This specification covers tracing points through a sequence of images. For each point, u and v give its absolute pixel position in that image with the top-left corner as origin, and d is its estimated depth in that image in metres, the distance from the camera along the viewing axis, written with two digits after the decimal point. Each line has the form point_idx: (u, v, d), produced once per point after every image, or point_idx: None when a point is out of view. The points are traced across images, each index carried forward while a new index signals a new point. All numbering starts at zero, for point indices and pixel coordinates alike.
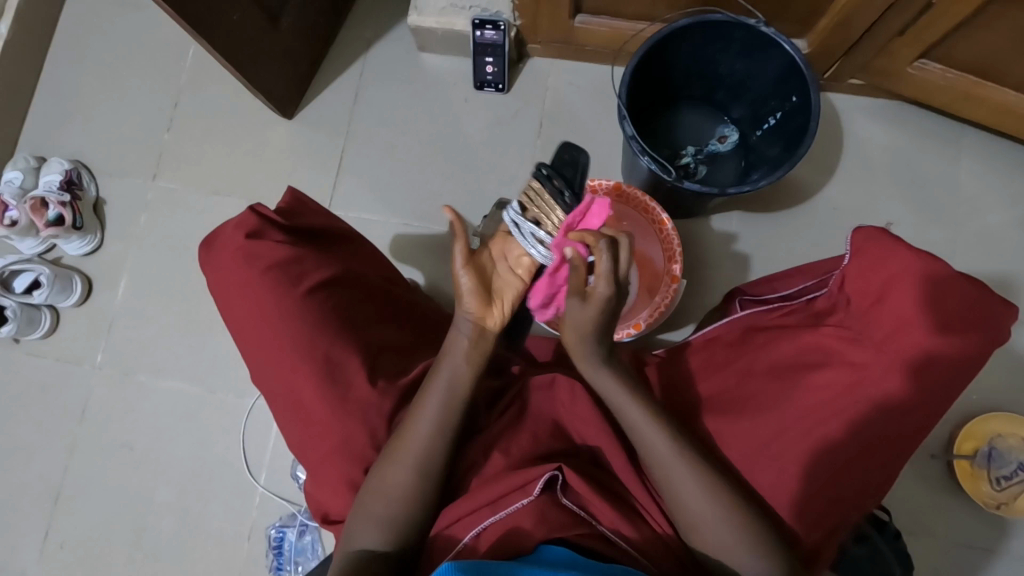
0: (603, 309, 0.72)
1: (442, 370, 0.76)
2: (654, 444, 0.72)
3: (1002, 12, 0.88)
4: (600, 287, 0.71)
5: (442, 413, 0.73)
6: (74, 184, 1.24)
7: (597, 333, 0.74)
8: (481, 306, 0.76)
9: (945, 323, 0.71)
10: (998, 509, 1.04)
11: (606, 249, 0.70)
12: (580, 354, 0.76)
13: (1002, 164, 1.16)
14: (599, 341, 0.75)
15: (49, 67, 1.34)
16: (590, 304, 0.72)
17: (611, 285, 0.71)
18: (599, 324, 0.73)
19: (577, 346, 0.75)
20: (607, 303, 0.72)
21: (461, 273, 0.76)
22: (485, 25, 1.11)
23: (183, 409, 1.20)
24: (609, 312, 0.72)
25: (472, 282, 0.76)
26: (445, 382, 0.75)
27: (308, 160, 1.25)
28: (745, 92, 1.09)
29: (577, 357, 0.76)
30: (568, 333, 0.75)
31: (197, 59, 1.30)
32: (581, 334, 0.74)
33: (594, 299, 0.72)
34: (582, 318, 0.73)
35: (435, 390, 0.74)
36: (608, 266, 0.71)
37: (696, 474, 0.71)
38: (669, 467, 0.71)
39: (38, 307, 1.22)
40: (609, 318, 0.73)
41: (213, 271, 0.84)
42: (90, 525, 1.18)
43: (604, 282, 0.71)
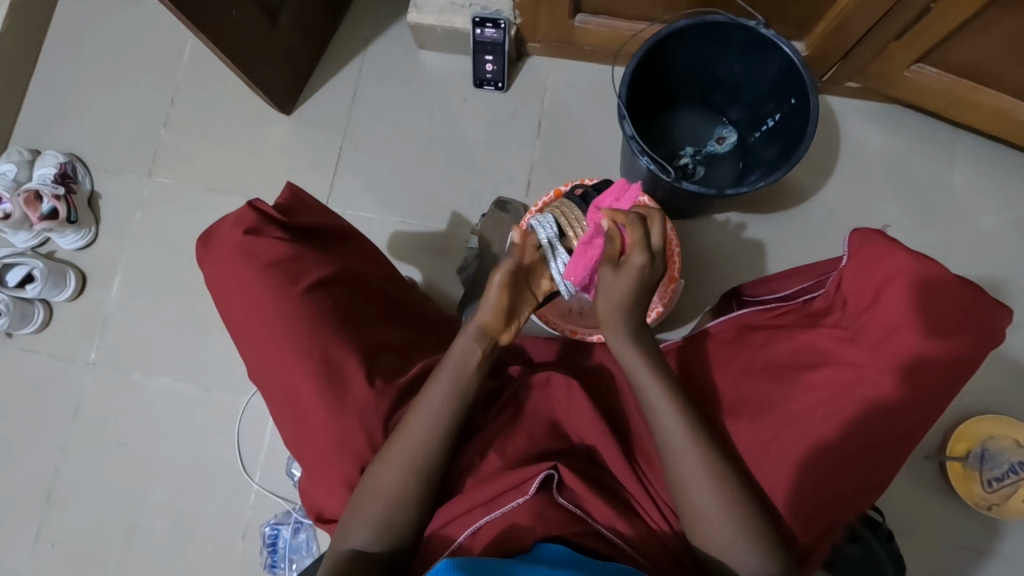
0: (639, 277, 0.75)
1: (450, 358, 0.76)
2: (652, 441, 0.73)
3: (1000, 16, 0.88)
4: (634, 254, 0.75)
5: (445, 407, 0.73)
6: (68, 178, 1.23)
7: (634, 305, 0.76)
8: (497, 323, 0.78)
9: (941, 324, 0.72)
10: (989, 509, 1.05)
11: (636, 221, 0.77)
12: (613, 329, 0.77)
13: (996, 168, 1.17)
14: (634, 313, 0.76)
15: (44, 60, 1.33)
16: (625, 272, 0.76)
17: (645, 254, 0.75)
18: (636, 294, 0.76)
19: (612, 319, 0.77)
20: (642, 274, 0.75)
21: (493, 289, 0.77)
22: (485, 23, 1.11)
23: (177, 406, 1.19)
24: (642, 283, 0.76)
25: (501, 299, 0.77)
26: (445, 383, 0.75)
27: (305, 156, 1.24)
28: (743, 93, 1.10)
29: (610, 330, 0.77)
30: (601, 308, 0.78)
31: (194, 54, 1.30)
32: (616, 305, 0.76)
33: (628, 267, 0.75)
34: (616, 288, 0.76)
35: (441, 381, 0.75)
36: (639, 234, 0.76)
37: (704, 464, 0.70)
38: (679, 455, 0.71)
39: (31, 302, 1.21)
40: (643, 290, 0.76)
41: (211, 269, 0.84)
42: (83, 522, 1.17)
43: (637, 249, 0.75)
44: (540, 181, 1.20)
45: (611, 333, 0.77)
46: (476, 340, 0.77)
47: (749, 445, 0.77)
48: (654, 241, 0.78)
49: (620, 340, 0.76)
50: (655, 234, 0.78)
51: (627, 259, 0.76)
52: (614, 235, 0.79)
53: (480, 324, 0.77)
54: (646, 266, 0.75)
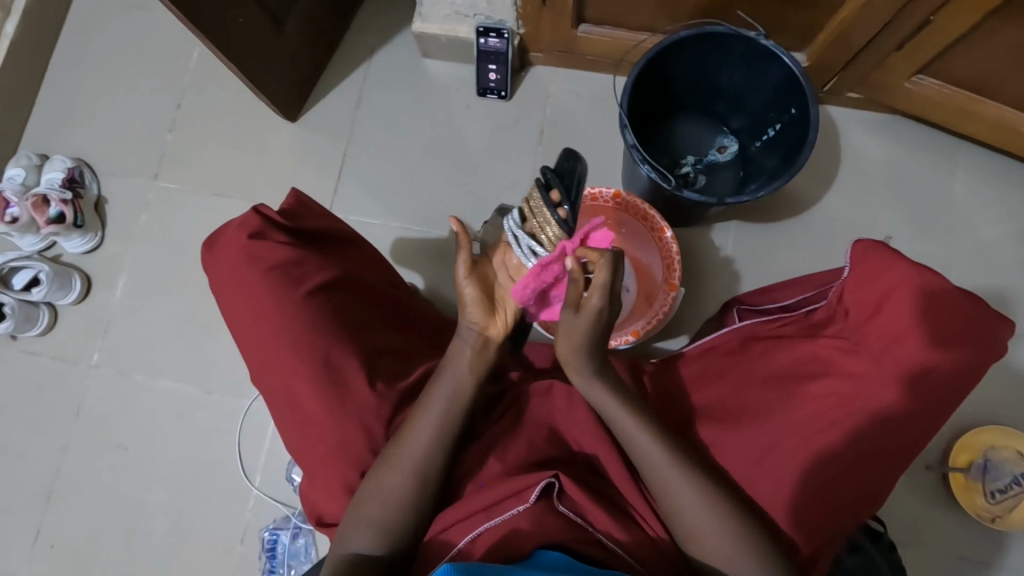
0: (597, 320, 0.73)
1: (445, 374, 0.76)
2: (651, 451, 0.72)
3: (998, 28, 0.89)
4: (594, 300, 0.71)
5: (443, 416, 0.74)
6: (76, 182, 1.25)
7: (590, 345, 0.74)
8: (481, 317, 0.77)
9: (942, 336, 0.72)
10: (993, 521, 1.04)
11: (604, 264, 0.71)
12: (572, 363, 0.75)
13: (997, 179, 1.17)
14: (592, 351, 0.74)
15: (54, 67, 1.35)
16: (583, 315, 0.73)
17: (604, 297, 0.72)
18: (592, 335, 0.73)
19: (570, 359, 0.75)
20: (599, 316, 0.72)
21: (467, 280, 0.77)
22: (489, 33, 1.12)
23: (179, 409, 1.20)
24: (602, 325, 0.73)
25: (476, 291, 0.77)
26: (445, 392, 0.75)
27: (309, 162, 1.26)
28: (744, 103, 1.11)
29: (569, 366, 0.75)
30: (561, 342, 0.76)
31: (202, 61, 1.31)
32: (574, 345, 0.74)
33: (586, 309, 0.72)
34: (575, 328, 0.73)
35: (440, 389, 0.75)
36: (604, 278, 0.71)
37: (694, 481, 0.71)
38: (669, 472, 0.71)
39: (37, 305, 1.22)
40: (602, 330, 0.74)
41: (215, 271, 0.84)
42: (82, 525, 1.17)
43: (598, 294, 0.71)
44: None
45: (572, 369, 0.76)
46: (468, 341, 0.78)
47: (748, 449, 0.77)
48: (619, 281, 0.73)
49: (578, 375, 0.76)
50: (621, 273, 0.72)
51: (587, 299, 0.73)
52: (578, 275, 0.73)
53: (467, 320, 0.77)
54: (604, 308, 0.72)
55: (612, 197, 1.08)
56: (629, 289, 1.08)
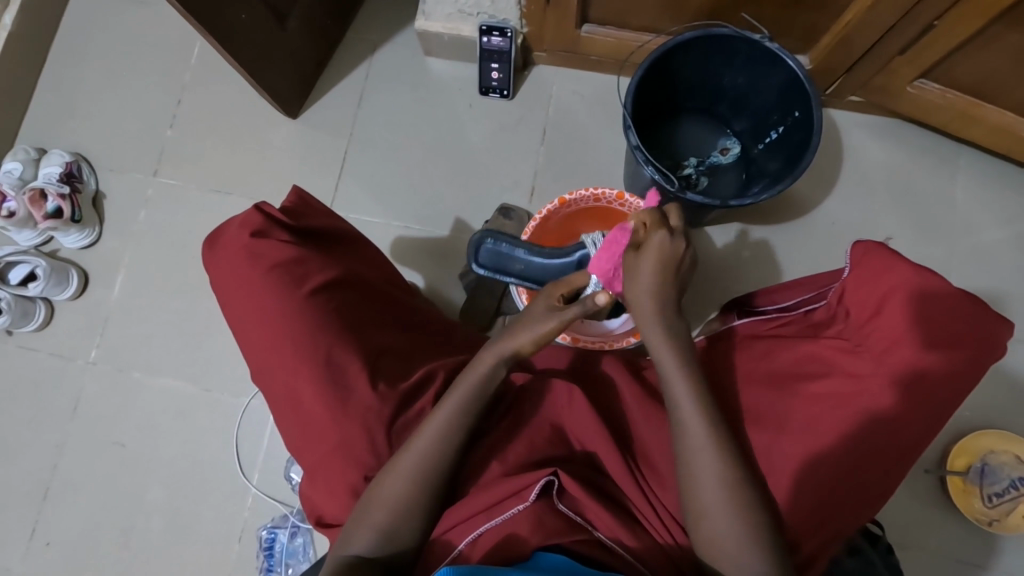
0: (662, 254, 0.77)
1: (467, 378, 0.76)
2: None
3: (1003, 32, 0.89)
4: (655, 231, 0.77)
5: (453, 416, 0.73)
6: (74, 177, 1.24)
7: (662, 285, 0.77)
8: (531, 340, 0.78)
9: (945, 339, 0.72)
10: (989, 524, 1.05)
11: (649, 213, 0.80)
12: (644, 316, 0.77)
13: (997, 183, 1.18)
14: (667, 292, 0.77)
15: (53, 60, 1.33)
16: (647, 252, 0.77)
17: (663, 233, 0.78)
18: (662, 273, 0.77)
19: (646, 304, 0.77)
20: (664, 248, 0.77)
21: (546, 325, 0.77)
22: (492, 32, 1.12)
23: (177, 407, 1.19)
24: (668, 261, 0.77)
25: (549, 330, 0.77)
26: (478, 376, 0.75)
27: (310, 160, 1.25)
28: (747, 106, 1.11)
29: (646, 317, 0.77)
30: (635, 297, 0.78)
31: (202, 57, 1.30)
32: (645, 286, 0.77)
33: (649, 246, 0.77)
34: (643, 270, 0.77)
35: (455, 391, 0.75)
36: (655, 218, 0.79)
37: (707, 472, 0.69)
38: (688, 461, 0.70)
39: (33, 300, 1.21)
40: (670, 268, 0.77)
41: (216, 271, 0.84)
42: (78, 523, 1.16)
43: (656, 229, 0.78)
44: (544, 188, 1.20)
45: (645, 324, 0.77)
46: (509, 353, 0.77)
47: (748, 449, 0.76)
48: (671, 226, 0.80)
49: (653, 329, 0.76)
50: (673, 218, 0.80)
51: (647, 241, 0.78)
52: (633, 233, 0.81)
53: (518, 346, 0.77)
54: (665, 242, 0.77)
55: (616, 197, 1.05)
56: None
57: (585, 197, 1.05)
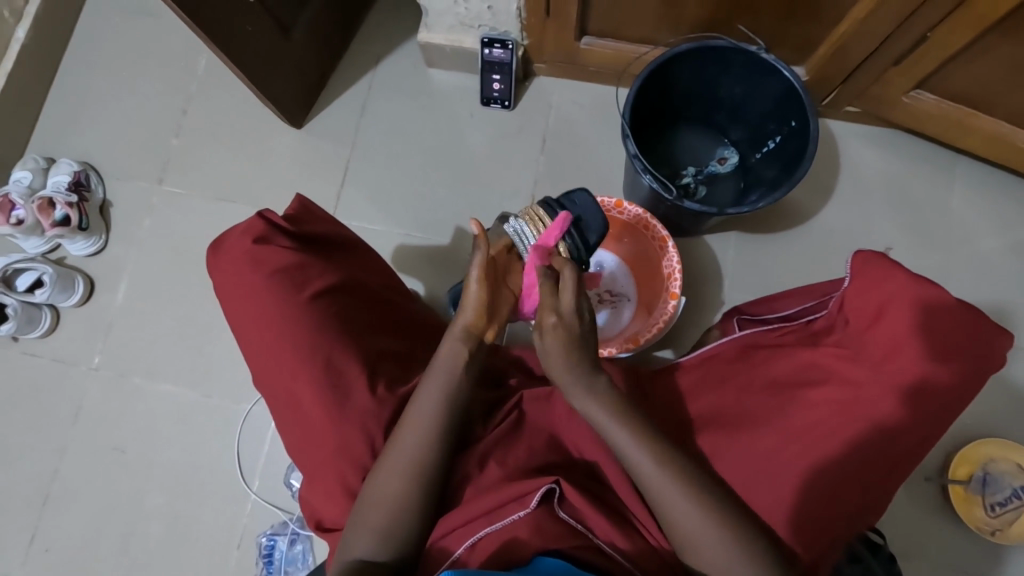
0: (561, 339, 0.74)
1: (436, 363, 0.76)
2: (638, 464, 0.71)
3: (996, 43, 0.90)
4: (545, 318, 0.74)
5: (437, 411, 0.73)
6: (82, 185, 1.26)
7: (573, 362, 0.74)
8: (480, 320, 0.78)
9: (944, 349, 0.72)
10: (992, 534, 1.04)
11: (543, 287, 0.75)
12: (567, 388, 0.75)
13: (995, 193, 1.18)
14: (581, 366, 0.74)
15: (63, 72, 1.36)
16: (546, 336, 0.75)
17: (557, 319, 0.74)
18: (568, 353, 0.74)
19: (563, 381, 0.75)
20: (559, 334, 0.74)
21: (472, 286, 0.78)
22: (493, 44, 1.14)
23: (179, 412, 1.20)
24: (570, 341, 0.74)
25: (480, 295, 0.78)
26: (447, 362, 0.75)
27: (313, 169, 1.27)
28: (745, 115, 1.12)
29: (567, 391, 0.74)
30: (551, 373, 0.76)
31: (209, 69, 1.33)
32: (556, 367, 0.74)
33: (547, 333, 0.74)
34: (549, 353, 0.75)
35: (431, 383, 0.75)
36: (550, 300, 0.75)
37: (682, 491, 0.69)
38: (657, 489, 0.70)
39: (39, 307, 1.22)
40: (575, 344, 0.74)
41: (218, 275, 0.85)
42: (77, 529, 1.17)
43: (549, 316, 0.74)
44: (544, 197, 1.22)
45: (572, 397, 0.74)
46: (463, 340, 0.77)
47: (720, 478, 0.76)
48: (566, 302, 0.75)
49: (580, 399, 0.74)
50: (566, 290, 0.75)
51: (543, 324, 0.75)
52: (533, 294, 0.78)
53: (463, 324, 0.77)
54: (560, 327, 0.74)
55: (615, 206, 1.08)
56: (630, 297, 1.13)
57: None
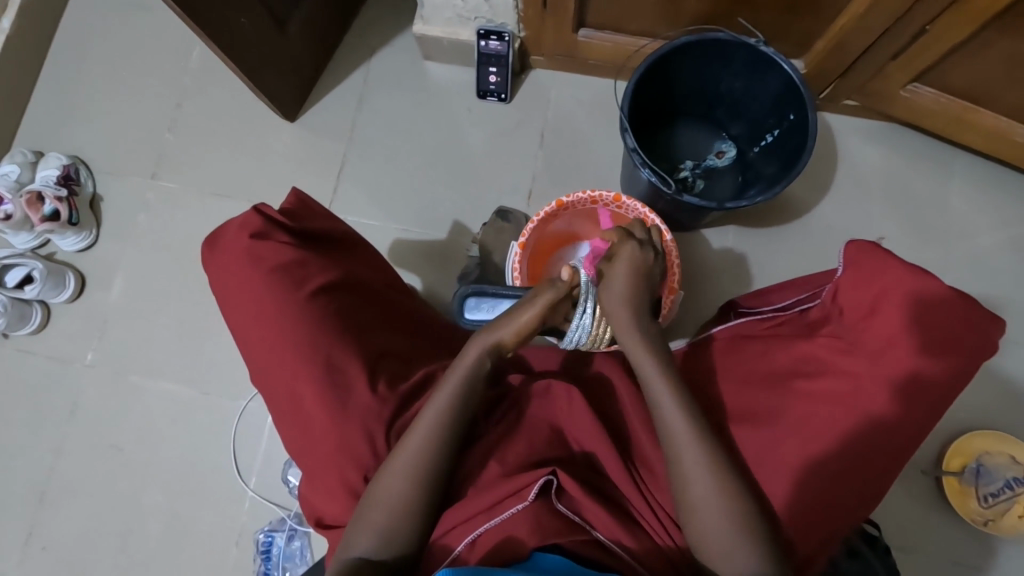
0: (633, 263, 0.81)
1: (455, 370, 0.77)
2: (672, 425, 0.72)
3: (995, 39, 0.90)
4: (621, 245, 0.82)
5: (446, 413, 0.73)
6: (71, 179, 1.24)
7: (636, 288, 0.80)
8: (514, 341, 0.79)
9: (938, 342, 0.73)
10: (984, 525, 1.05)
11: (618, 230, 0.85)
12: (623, 324, 0.79)
13: (990, 188, 1.19)
14: (641, 299, 0.80)
15: (50, 63, 1.33)
16: (618, 262, 0.81)
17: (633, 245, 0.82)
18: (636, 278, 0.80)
19: (623, 311, 0.79)
20: (633, 257, 0.81)
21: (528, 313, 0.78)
22: (489, 36, 1.13)
23: (174, 409, 1.19)
24: (639, 270, 0.80)
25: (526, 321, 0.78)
26: (458, 377, 0.76)
27: (309, 163, 1.25)
28: (743, 108, 1.11)
29: (622, 326, 0.79)
30: (614, 306, 0.80)
31: (200, 61, 1.31)
32: (622, 292, 0.80)
33: (619, 258, 0.81)
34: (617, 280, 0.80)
35: (439, 393, 0.74)
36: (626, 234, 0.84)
37: (706, 461, 0.70)
38: (681, 452, 0.71)
39: (29, 303, 1.20)
40: (641, 278, 0.81)
41: (215, 272, 0.84)
42: (73, 527, 1.16)
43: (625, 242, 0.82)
44: (542, 191, 1.21)
45: (625, 337, 0.79)
46: (489, 350, 0.78)
47: None
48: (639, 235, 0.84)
49: (633, 333, 0.78)
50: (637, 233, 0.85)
51: (616, 253, 0.82)
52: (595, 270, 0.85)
53: (500, 338, 0.78)
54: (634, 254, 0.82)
55: (613, 199, 1.05)
56: None
57: (582, 199, 1.04)
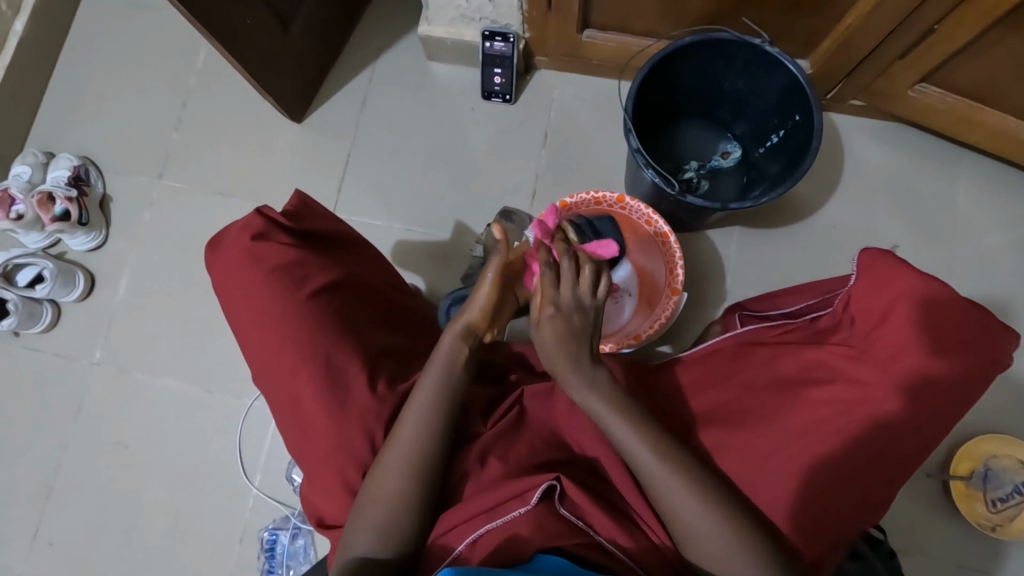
0: (561, 330, 0.72)
1: (435, 358, 0.76)
2: (640, 457, 0.71)
3: (1003, 37, 0.89)
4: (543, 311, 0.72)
5: (430, 403, 0.73)
6: (81, 180, 1.25)
7: (570, 352, 0.72)
8: (482, 321, 0.77)
9: (953, 350, 0.71)
10: (992, 530, 1.04)
11: (546, 277, 0.73)
12: (567, 381, 0.73)
13: (999, 188, 1.17)
14: (578, 359, 0.72)
15: (62, 65, 1.35)
16: (543, 326, 0.72)
17: (557, 309, 0.72)
18: (569, 342, 0.72)
19: (561, 370, 0.72)
20: (558, 323, 0.72)
21: (483, 287, 0.76)
22: (494, 37, 1.13)
23: (180, 406, 1.20)
24: (569, 335, 0.72)
25: (489, 299, 0.77)
26: (443, 359, 0.75)
27: (314, 163, 1.26)
28: (748, 109, 1.11)
29: (564, 383, 0.73)
30: (549, 363, 0.74)
31: (208, 62, 1.32)
32: (555, 356, 0.72)
33: (545, 324, 0.72)
34: (546, 344, 0.72)
35: (428, 375, 0.75)
36: (551, 289, 0.72)
37: (684, 484, 0.69)
38: (658, 482, 0.70)
39: (40, 302, 1.22)
40: (575, 339, 0.72)
41: (217, 272, 0.85)
42: (81, 523, 1.17)
43: (548, 308, 0.72)
44: (545, 191, 1.21)
45: (572, 388, 0.73)
46: (464, 337, 0.77)
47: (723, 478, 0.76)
48: (566, 291, 0.73)
49: (577, 391, 0.72)
50: (566, 282, 0.73)
51: (541, 315, 0.72)
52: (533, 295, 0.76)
53: (466, 322, 0.76)
54: (560, 318, 0.72)
55: (617, 200, 1.08)
56: (630, 291, 1.08)
57: (585, 200, 1.08)
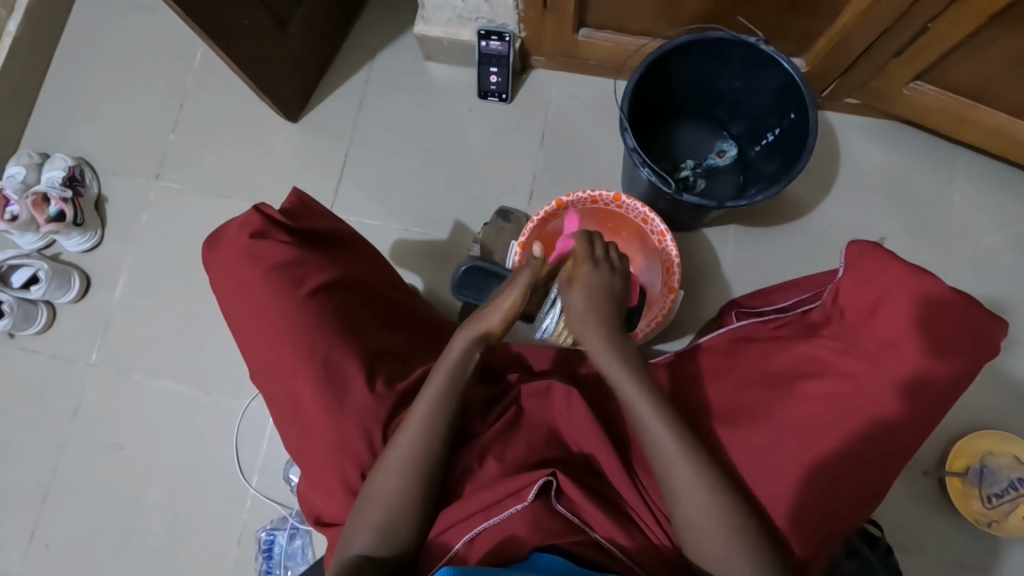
0: (592, 286, 0.81)
1: (441, 362, 0.76)
2: (658, 439, 0.71)
3: (998, 36, 0.90)
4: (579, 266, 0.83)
5: (434, 404, 0.73)
6: (76, 181, 1.25)
7: (599, 310, 0.80)
8: (499, 327, 0.79)
9: (945, 344, 0.72)
10: (989, 526, 1.04)
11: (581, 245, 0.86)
12: (591, 342, 0.78)
13: (994, 186, 1.18)
14: (605, 315, 0.80)
15: (56, 66, 1.35)
16: (576, 285, 0.82)
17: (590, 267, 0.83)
18: (599, 298, 0.81)
19: (589, 326, 0.79)
20: (591, 279, 0.82)
21: (511, 295, 0.79)
22: (490, 37, 1.13)
23: (177, 407, 1.19)
24: (598, 290, 0.81)
25: (512, 303, 0.79)
26: (449, 362, 0.76)
27: (311, 163, 1.26)
28: (744, 108, 1.11)
29: (590, 342, 0.78)
30: (577, 325, 0.81)
31: (205, 62, 1.32)
32: (585, 315, 0.80)
33: (579, 280, 0.82)
34: (577, 300, 0.81)
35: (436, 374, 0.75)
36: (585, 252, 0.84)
37: (696, 470, 0.69)
38: (670, 465, 0.70)
39: (35, 303, 1.21)
40: (604, 296, 0.81)
41: (215, 271, 0.85)
42: (77, 525, 1.17)
43: (582, 266, 0.83)
44: (543, 190, 1.21)
45: (597, 356, 0.78)
46: (475, 342, 0.78)
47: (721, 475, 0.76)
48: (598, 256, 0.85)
49: (602, 351, 0.77)
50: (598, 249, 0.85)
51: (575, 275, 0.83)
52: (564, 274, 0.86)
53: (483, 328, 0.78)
54: (593, 275, 0.82)
55: (612, 199, 1.06)
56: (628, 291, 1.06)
57: (581, 199, 1.06)
